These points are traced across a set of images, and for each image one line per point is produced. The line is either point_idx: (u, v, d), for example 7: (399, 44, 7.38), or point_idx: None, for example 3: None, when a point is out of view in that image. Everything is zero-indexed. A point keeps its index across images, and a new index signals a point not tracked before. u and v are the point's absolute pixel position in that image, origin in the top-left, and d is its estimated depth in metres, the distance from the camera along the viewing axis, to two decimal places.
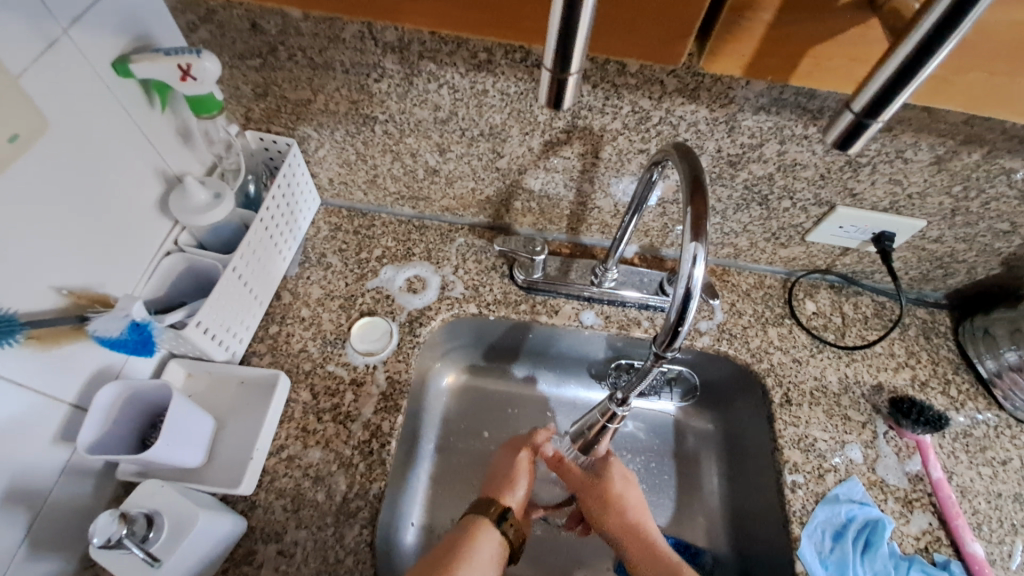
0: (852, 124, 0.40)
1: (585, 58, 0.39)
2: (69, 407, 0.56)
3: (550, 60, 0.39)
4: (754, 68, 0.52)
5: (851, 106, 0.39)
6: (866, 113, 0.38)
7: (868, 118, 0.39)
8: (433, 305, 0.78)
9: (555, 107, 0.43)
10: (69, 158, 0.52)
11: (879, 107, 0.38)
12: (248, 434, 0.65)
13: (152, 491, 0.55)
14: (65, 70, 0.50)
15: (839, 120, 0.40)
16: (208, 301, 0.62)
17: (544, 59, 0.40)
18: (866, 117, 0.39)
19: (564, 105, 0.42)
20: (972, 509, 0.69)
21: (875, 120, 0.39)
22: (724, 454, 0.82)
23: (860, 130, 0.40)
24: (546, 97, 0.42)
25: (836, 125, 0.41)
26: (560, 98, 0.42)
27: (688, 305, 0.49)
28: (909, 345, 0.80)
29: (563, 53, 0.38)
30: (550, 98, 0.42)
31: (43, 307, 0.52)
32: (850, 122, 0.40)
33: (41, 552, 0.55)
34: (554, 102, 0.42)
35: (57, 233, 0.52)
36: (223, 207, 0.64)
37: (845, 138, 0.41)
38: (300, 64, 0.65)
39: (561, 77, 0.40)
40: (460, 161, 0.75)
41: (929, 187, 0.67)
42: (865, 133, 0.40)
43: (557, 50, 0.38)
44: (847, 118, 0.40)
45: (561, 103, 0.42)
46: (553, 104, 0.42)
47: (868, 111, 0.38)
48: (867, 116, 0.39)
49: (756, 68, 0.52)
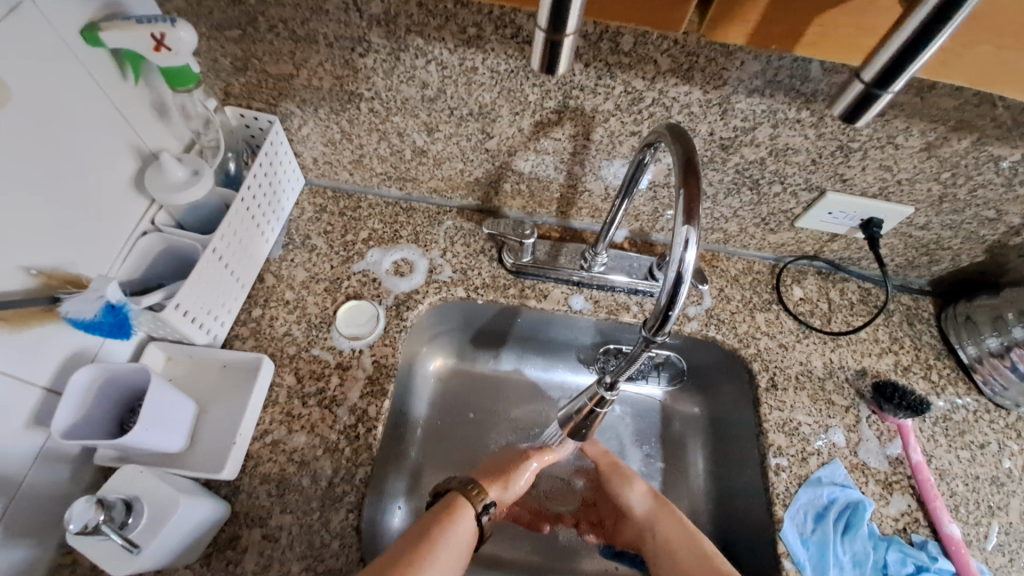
0: (862, 95, 0.39)
1: (581, 19, 0.38)
2: (42, 391, 0.54)
3: (545, 20, 0.38)
4: (756, 37, 0.51)
5: (861, 76, 0.39)
6: (876, 84, 0.38)
7: (878, 88, 0.38)
8: (420, 288, 0.77)
9: (548, 72, 0.42)
10: (33, 131, 0.50)
11: (889, 77, 0.37)
12: (230, 419, 0.64)
13: (130, 477, 0.53)
14: (27, 36, 0.47)
15: (849, 90, 0.40)
16: (186, 283, 0.60)
17: (538, 17, 0.38)
18: (876, 88, 0.38)
19: (557, 70, 0.41)
20: (949, 491, 0.71)
21: (885, 92, 0.38)
22: (710, 438, 0.82)
23: (869, 101, 0.39)
24: (539, 61, 0.41)
25: (846, 95, 0.40)
26: (553, 62, 0.41)
27: (679, 290, 0.48)
28: (893, 331, 0.81)
29: (557, 11, 0.37)
30: (543, 61, 0.41)
31: (11, 289, 0.50)
32: (860, 92, 0.39)
33: (15, 538, 0.53)
34: (547, 66, 0.41)
35: (23, 210, 0.50)
36: (201, 184, 0.61)
37: (852, 110, 0.41)
38: (282, 37, 0.62)
39: (554, 38, 0.39)
40: (449, 141, 0.73)
41: (918, 173, 0.67)
42: (874, 104, 0.39)
43: (551, 9, 0.37)
44: (856, 89, 0.39)
45: (554, 67, 0.41)
46: (547, 69, 0.41)
47: (877, 82, 0.38)
48: (877, 87, 0.38)
49: (758, 38, 0.51)
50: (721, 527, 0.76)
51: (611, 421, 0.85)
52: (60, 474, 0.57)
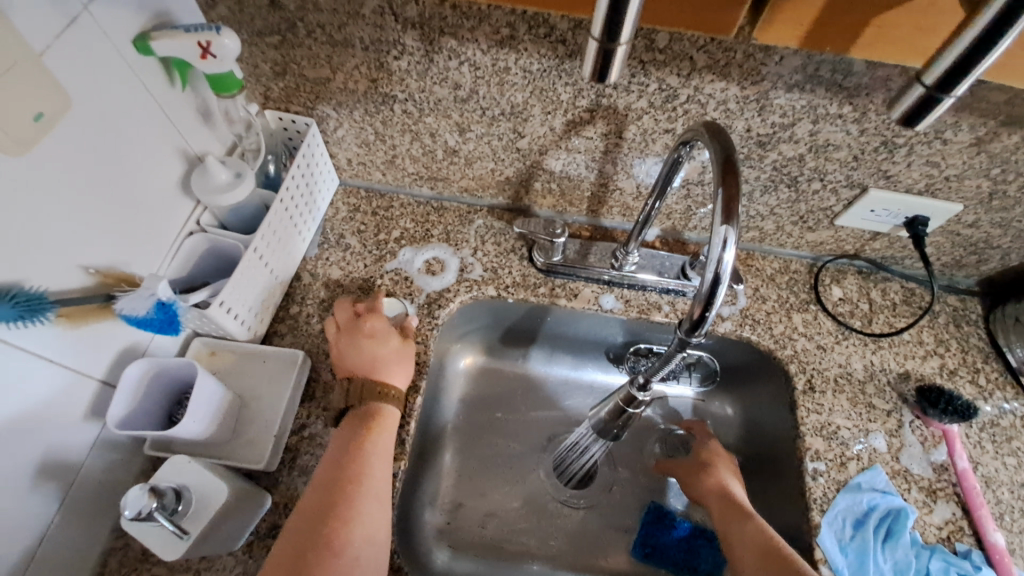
0: (923, 99, 0.38)
1: (636, 27, 0.38)
2: (98, 383, 0.57)
3: (598, 29, 0.38)
4: (811, 39, 0.51)
5: (922, 79, 0.38)
6: (937, 88, 0.37)
7: (940, 92, 0.37)
8: (451, 287, 0.78)
9: (599, 81, 0.42)
10: (90, 136, 0.52)
11: (950, 82, 0.36)
12: (269, 412, 0.67)
13: (179, 466, 0.55)
14: (86, 47, 0.50)
15: (909, 94, 0.39)
16: (230, 282, 0.63)
17: (591, 27, 0.39)
18: (938, 92, 0.37)
19: (609, 77, 0.41)
20: (996, 499, 0.68)
21: (948, 96, 0.38)
22: (743, 440, 0.81)
23: (930, 105, 0.38)
24: (591, 69, 0.41)
25: (905, 100, 0.40)
26: (605, 71, 0.41)
27: (717, 290, 0.48)
28: (937, 333, 0.78)
29: (614, 19, 0.37)
30: (595, 69, 0.41)
31: (71, 286, 0.53)
32: (920, 96, 0.38)
33: (73, 521, 0.57)
34: (597, 75, 0.41)
35: (81, 212, 0.53)
36: (243, 186, 0.63)
37: (912, 114, 0.40)
38: (320, 41, 0.64)
39: (608, 47, 0.39)
40: (481, 141, 0.74)
41: (968, 169, 0.64)
42: (936, 108, 0.39)
43: (607, 16, 0.37)
44: (917, 93, 0.39)
45: (605, 76, 0.41)
46: (598, 77, 0.42)
47: (938, 86, 0.37)
48: (938, 92, 0.37)
49: (813, 39, 0.51)
50: None
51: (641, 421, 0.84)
52: (114, 462, 0.60)
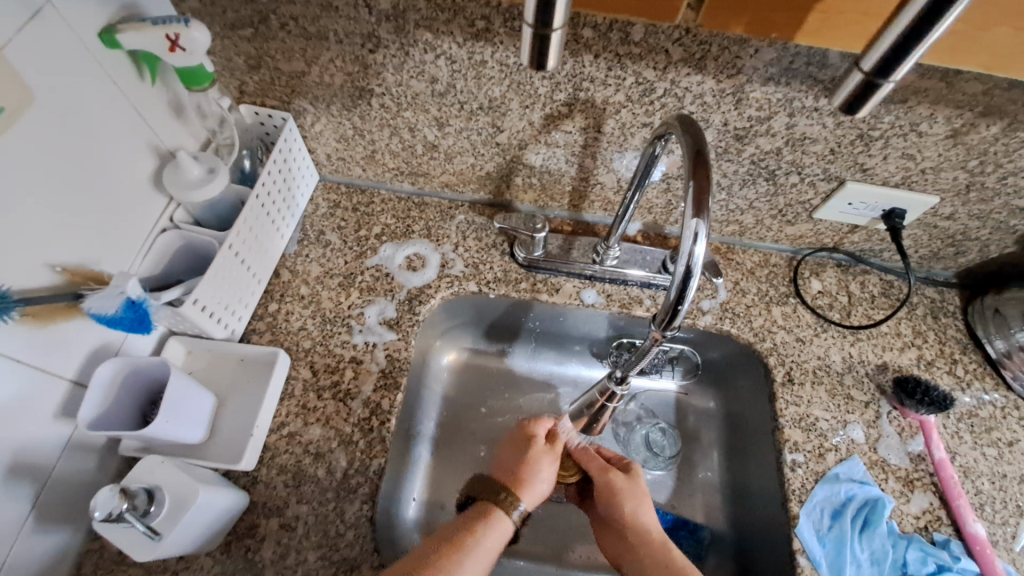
0: (862, 84, 0.39)
1: (569, 13, 0.39)
2: (68, 383, 0.56)
3: (531, 15, 0.39)
4: (756, 27, 0.52)
5: (862, 65, 0.39)
6: (877, 72, 0.38)
7: (879, 77, 0.38)
8: (432, 283, 0.78)
9: (540, 67, 0.42)
10: (56, 132, 0.51)
11: (890, 65, 0.37)
12: (246, 412, 0.66)
13: (152, 467, 0.55)
14: (49, 40, 0.49)
15: (850, 80, 0.40)
16: (203, 279, 0.62)
17: (525, 13, 0.39)
18: (877, 77, 0.39)
19: (547, 64, 0.42)
20: (974, 489, 0.69)
21: (887, 80, 0.39)
22: (725, 434, 0.81)
23: (871, 90, 0.40)
24: (529, 57, 0.41)
25: (847, 85, 0.41)
26: (544, 57, 0.41)
27: (688, 283, 0.48)
28: (916, 325, 0.79)
29: (545, 7, 0.37)
30: (533, 57, 0.41)
31: (37, 285, 0.52)
32: (860, 82, 0.39)
33: (46, 524, 0.56)
34: (537, 62, 0.42)
35: (45, 210, 0.51)
36: (216, 181, 0.63)
37: (852, 100, 0.41)
38: (293, 34, 0.63)
39: (543, 32, 0.39)
40: (460, 135, 0.73)
41: (944, 161, 0.64)
42: (875, 93, 0.40)
43: (539, 4, 0.37)
44: (856, 79, 0.40)
45: (545, 62, 0.42)
46: (538, 64, 0.42)
47: (878, 71, 0.38)
48: (878, 76, 0.38)
49: (759, 28, 0.52)
50: (736, 523, 0.75)
51: (625, 416, 0.84)
52: (87, 464, 0.60)
